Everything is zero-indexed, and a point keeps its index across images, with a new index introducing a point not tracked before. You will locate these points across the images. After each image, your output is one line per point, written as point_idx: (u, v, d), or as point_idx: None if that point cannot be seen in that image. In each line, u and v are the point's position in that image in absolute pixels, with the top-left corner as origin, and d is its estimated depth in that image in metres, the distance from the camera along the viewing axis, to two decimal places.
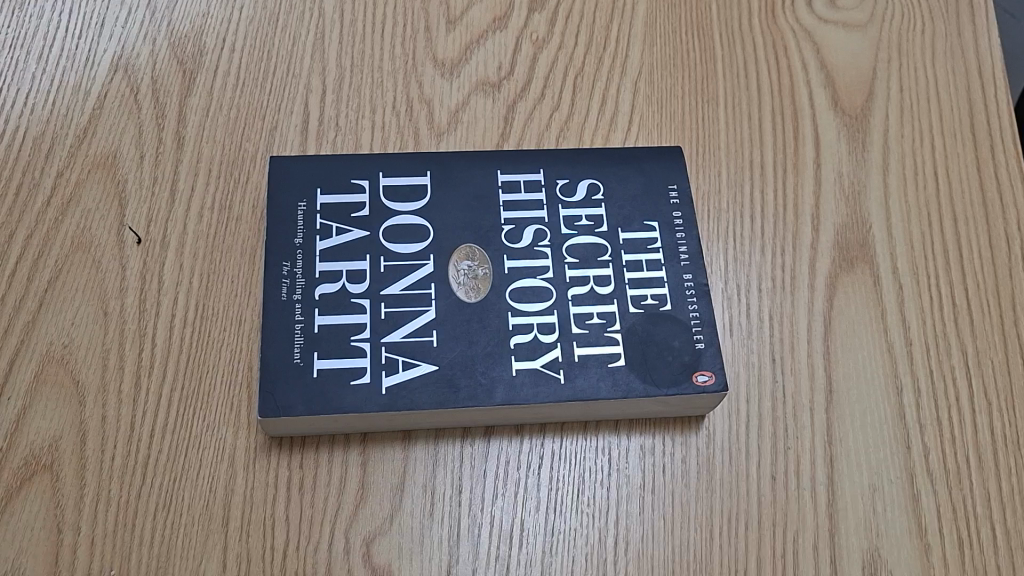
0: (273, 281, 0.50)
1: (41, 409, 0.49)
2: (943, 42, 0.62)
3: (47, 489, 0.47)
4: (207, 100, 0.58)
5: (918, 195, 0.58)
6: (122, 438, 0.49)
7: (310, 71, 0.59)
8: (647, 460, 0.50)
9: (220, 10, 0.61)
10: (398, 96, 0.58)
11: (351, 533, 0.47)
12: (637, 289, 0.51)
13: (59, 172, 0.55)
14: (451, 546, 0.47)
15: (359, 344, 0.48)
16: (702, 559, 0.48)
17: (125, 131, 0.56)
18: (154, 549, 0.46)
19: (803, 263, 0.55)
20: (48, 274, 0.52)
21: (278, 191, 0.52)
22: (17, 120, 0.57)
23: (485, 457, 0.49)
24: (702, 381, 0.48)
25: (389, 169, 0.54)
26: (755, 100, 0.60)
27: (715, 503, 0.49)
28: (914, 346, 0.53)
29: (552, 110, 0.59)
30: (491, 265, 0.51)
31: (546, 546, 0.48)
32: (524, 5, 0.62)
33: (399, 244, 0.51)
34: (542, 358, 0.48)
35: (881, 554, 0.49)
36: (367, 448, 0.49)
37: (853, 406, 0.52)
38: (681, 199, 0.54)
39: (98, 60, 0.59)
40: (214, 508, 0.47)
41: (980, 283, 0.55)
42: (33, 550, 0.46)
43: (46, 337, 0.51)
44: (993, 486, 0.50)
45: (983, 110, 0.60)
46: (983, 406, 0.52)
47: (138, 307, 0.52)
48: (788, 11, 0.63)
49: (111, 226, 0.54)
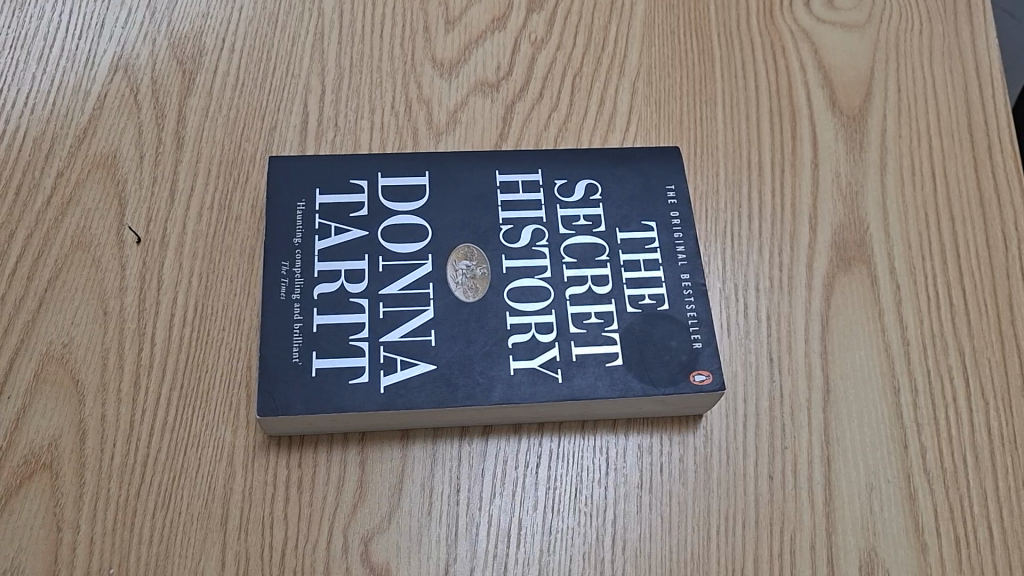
0: (272, 280, 0.50)
1: (41, 407, 0.49)
2: (941, 43, 0.62)
3: (47, 487, 0.47)
4: (207, 100, 0.58)
5: (915, 195, 0.58)
6: (122, 437, 0.49)
7: (309, 71, 0.59)
8: (644, 459, 0.50)
9: (219, 10, 0.61)
10: (397, 96, 0.58)
11: (350, 532, 0.47)
12: (635, 289, 0.51)
13: (59, 172, 0.55)
14: (449, 545, 0.47)
15: (357, 343, 0.49)
16: (700, 558, 0.48)
17: (125, 131, 0.57)
18: (153, 547, 0.47)
19: (800, 263, 0.55)
20: (48, 273, 0.52)
21: (277, 191, 0.52)
22: (18, 120, 0.57)
23: (483, 456, 0.49)
24: (699, 381, 0.48)
25: (388, 169, 0.54)
26: (753, 100, 0.60)
27: (712, 503, 0.49)
28: (912, 346, 0.54)
29: (550, 110, 0.59)
30: (489, 264, 0.51)
31: (544, 545, 0.48)
32: (523, 6, 0.62)
33: (397, 244, 0.52)
34: (540, 357, 0.49)
35: (878, 553, 0.49)
36: (366, 447, 0.49)
37: (850, 406, 0.52)
38: (679, 199, 0.54)
39: (98, 61, 0.59)
40: (213, 507, 0.48)
41: (977, 283, 0.55)
42: (32, 548, 0.46)
43: (46, 336, 0.51)
44: (990, 486, 0.50)
45: (980, 110, 0.60)
46: (980, 406, 0.52)
47: (138, 307, 0.52)
48: (786, 11, 0.63)
49: (111, 226, 0.54)
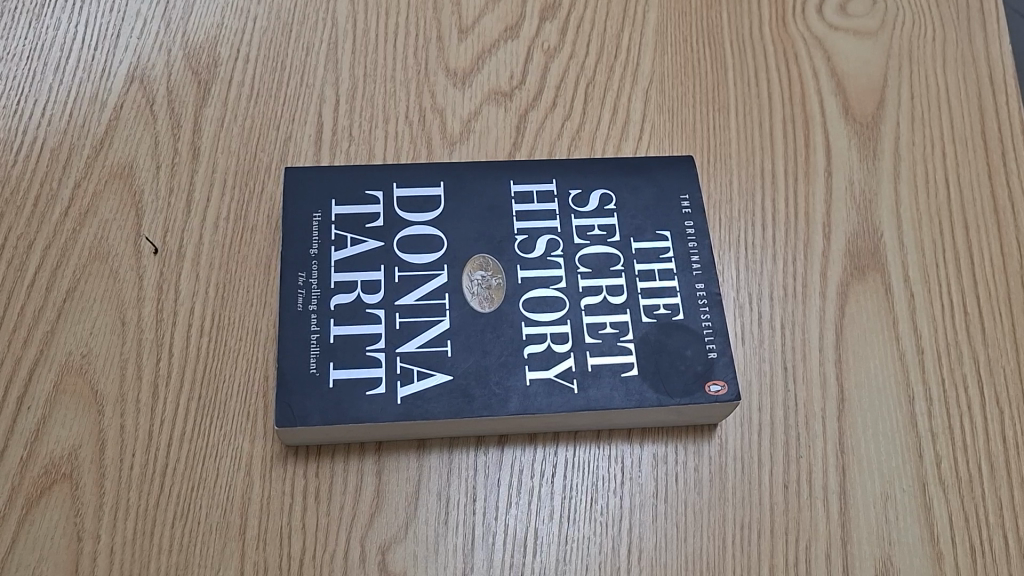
0: (289, 291, 0.50)
1: (61, 417, 0.49)
2: (954, 50, 0.62)
3: (67, 497, 0.48)
4: (222, 111, 0.58)
5: (929, 203, 0.58)
6: (141, 447, 0.49)
7: (323, 80, 0.59)
8: (659, 468, 0.50)
9: (234, 20, 0.61)
10: (410, 105, 0.59)
11: (367, 541, 0.48)
12: (650, 299, 0.51)
13: (76, 183, 0.56)
14: (466, 554, 0.48)
15: (374, 354, 0.49)
16: (716, 567, 0.48)
17: (142, 141, 0.57)
18: (173, 557, 0.47)
19: (814, 271, 0.55)
20: (66, 283, 0.53)
21: (293, 201, 0.53)
22: (36, 132, 0.57)
23: (498, 465, 0.50)
24: (715, 391, 0.48)
25: (403, 180, 0.54)
26: (766, 108, 0.60)
27: (727, 512, 0.49)
28: (926, 355, 0.54)
29: (563, 119, 0.59)
30: (504, 274, 0.51)
31: (560, 554, 0.48)
32: (536, 14, 0.62)
33: (413, 254, 0.52)
34: (555, 367, 0.49)
35: (893, 562, 0.49)
36: (383, 457, 0.49)
37: (866, 414, 0.52)
38: (693, 208, 0.54)
39: (113, 71, 0.59)
40: (232, 516, 0.48)
41: (992, 291, 0.55)
42: (54, 557, 0.47)
43: (65, 347, 0.51)
44: (1005, 495, 0.51)
45: (994, 117, 0.60)
46: (995, 414, 0.52)
47: (156, 316, 0.52)
48: (799, 18, 0.63)
49: (128, 236, 0.54)
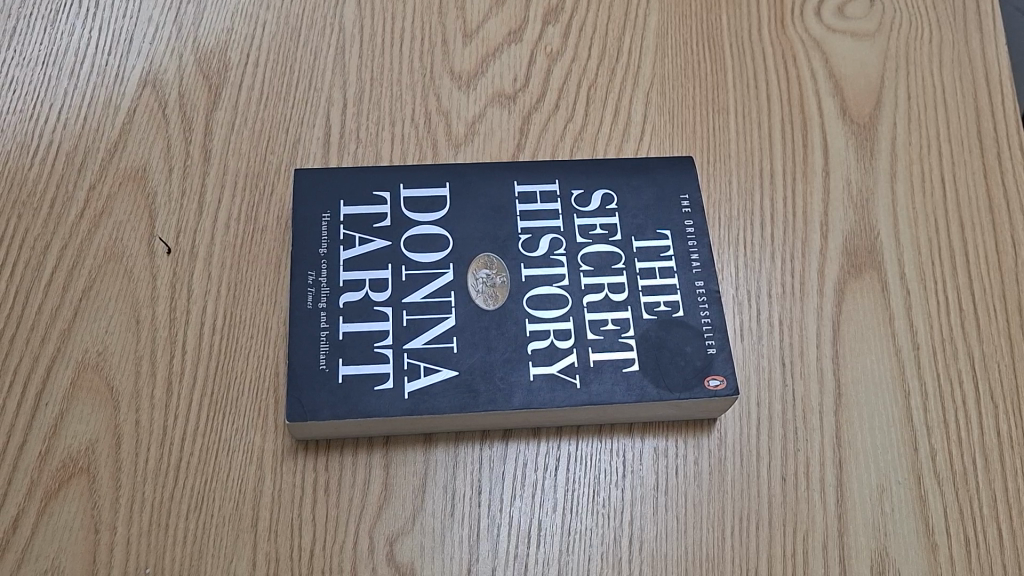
0: (299, 289, 0.51)
1: (78, 413, 0.51)
2: (951, 50, 0.64)
3: (84, 490, 0.49)
4: (233, 114, 0.60)
5: (925, 202, 0.59)
6: (156, 442, 0.50)
7: (331, 84, 0.61)
8: (660, 462, 0.51)
9: (243, 25, 0.63)
10: (416, 109, 0.60)
11: (376, 533, 0.49)
12: (650, 296, 0.52)
13: (90, 186, 0.57)
14: (471, 546, 0.49)
15: (382, 350, 0.50)
16: (715, 558, 0.49)
17: (155, 144, 0.59)
18: (187, 548, 0.48)
19: (812, 269, 0.57)
20: (82, 283, 0.54)
21: (303, 203, 0.54)
22: (51, 135, 0.59)
23: (503, 458, 0.51)
24: (714, 386, 0.50)
25: (410, 181, 0.55)
26: (765, 108, 0.61)
27: (726, 504, 0.51)
28: (921, 350, 0.55)
29: (566, 121, 0.60)
30: (508, 273, 0.53)
31: (563, 545, 0.49)
32: (539, 18, 0.64)
33: (420, 253, 0.53)
34: (558, 363, 0.50)
35: (889, 553, 0.50)
36: (390, 451, 0.51)
37: (862, 408, 0.53)
38: (694, 208, 0.55)
39: (127, 76, 0.61)
40: (244, 508, 0.49)
41: (987, 288, 0.56)
42: (72, 548, 0.48)
43: (81, 344, 0.53)
44: (999, 488, 0.52)
45: (989, 116, 0.61)
46: (990, 409, 0.53)
47: (169, 314, 0.54)
48: (798, 20, 0.64)
49: (142, 236, 0.56)
